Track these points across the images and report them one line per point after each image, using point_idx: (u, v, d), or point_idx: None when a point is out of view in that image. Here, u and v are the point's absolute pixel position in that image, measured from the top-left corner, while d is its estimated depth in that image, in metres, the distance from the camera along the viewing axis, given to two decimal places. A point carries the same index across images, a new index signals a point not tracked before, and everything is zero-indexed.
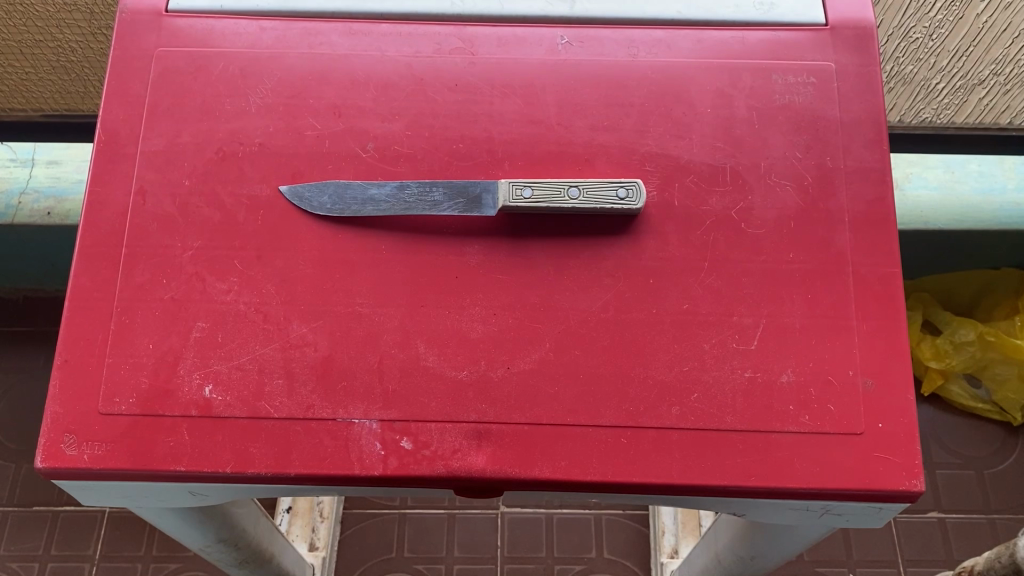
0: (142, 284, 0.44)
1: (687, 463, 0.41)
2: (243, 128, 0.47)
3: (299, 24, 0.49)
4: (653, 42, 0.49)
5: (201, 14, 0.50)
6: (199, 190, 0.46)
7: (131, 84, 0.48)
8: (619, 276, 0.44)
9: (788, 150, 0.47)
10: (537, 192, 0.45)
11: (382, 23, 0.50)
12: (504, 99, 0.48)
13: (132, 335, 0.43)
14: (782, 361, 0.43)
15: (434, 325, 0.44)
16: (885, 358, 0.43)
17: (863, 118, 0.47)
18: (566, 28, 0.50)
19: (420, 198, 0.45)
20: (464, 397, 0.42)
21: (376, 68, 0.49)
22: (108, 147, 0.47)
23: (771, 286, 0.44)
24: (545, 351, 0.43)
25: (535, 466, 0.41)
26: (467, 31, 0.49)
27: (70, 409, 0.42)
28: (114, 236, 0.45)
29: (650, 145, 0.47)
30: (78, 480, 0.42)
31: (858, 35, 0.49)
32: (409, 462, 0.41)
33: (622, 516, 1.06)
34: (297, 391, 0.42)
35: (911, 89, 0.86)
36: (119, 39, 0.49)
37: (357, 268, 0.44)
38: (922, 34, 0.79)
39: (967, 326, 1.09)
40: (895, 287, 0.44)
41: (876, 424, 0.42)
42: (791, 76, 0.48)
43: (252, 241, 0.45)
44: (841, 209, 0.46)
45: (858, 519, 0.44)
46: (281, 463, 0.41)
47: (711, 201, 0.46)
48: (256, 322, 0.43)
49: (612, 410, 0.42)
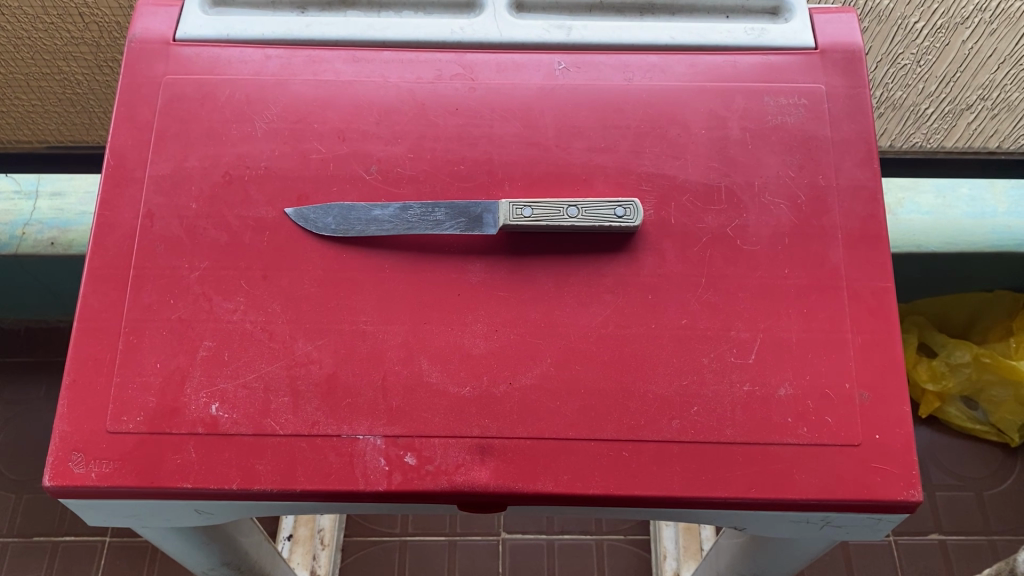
0: (149, 305, 0.45)
1: (687, 476, 0.42)
2: (248, 152, 0.48)
3: (303, 52, 0.51)
4: (647, 66, 0.51)
5: (207, 43, 0.51)
6: (206, 213, 0.47)
7: (139, 111, 0.49)
8: (619, 293, 0.45)
9: (781, 169, 0.48)
10: (537, 212, 0.46)
11: (385, 50, 0.51)
12: (503, 122, 0.49)
13: (140, 355, 0.44)
14: (779, 374, 0.44)
15: (438, 341, 0.44)
16: (879, 369, 0.44)
17: (853, 138, 0.49)
18: (563, 54, 0.51)
19: (422, 218, 0.46)
20: (467, 413, 0.43)
21: (379, 94, 0.50)
22: (117, 172, 0.48)
23: (767, 301, 0.45)
24: (546, 366, 0.44)
25: (537, 480, 0.42)
26: (467, 58, 0.51)
27: (78, 428, 0.42)
28: (122, 259, 0.46)
29: (647, 166, 0.48)
30: (86, 499, 0.42)
31: (847, 58, 0.51)
32: (412, 477, 0.42)
33: (623, 541, 1.06)
34: (302, 408, 0.43)
35: (901, 114, 0.88)
36: (128, 68, 0.50)
37: (362, 287, 0.45)
38: (910, 60, 0.81)
39: (963, 348, 1.09)
40: (888, 302, 0.45)
41: (873, 435, 0.42)
42: (783, 98, 0.50)
43: (258, 261, 0.46)
44: (834, 225, 0.47)
45: (857, 532, 0.45)
46: (287, 479, 0.41)
47: (706, 218, 0.47)
48: (262, 341, 0.44)
49: (613, 424, 0.43)
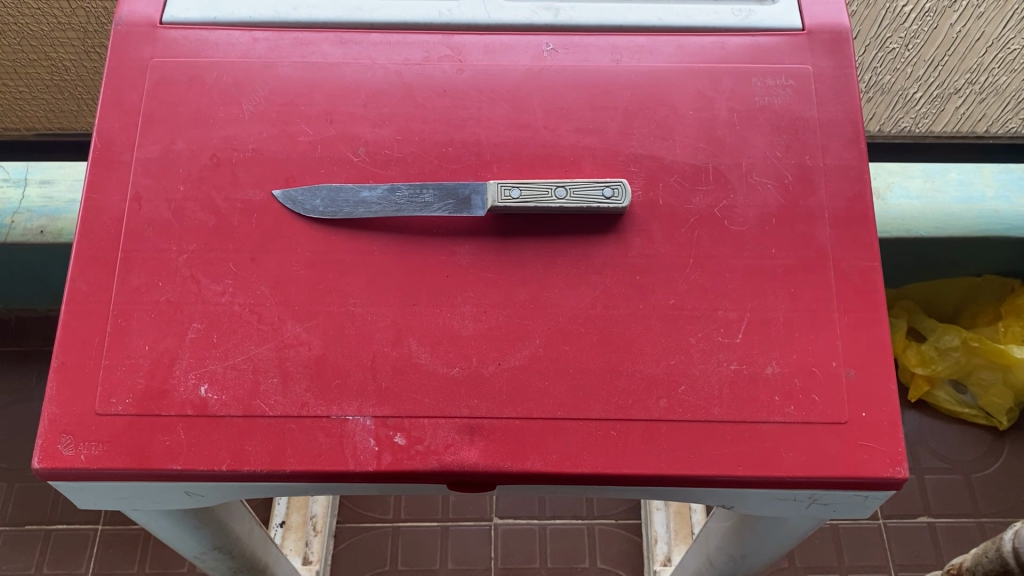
0: (138, 287, 0.45)
1: (675, 454, 0.42)
2: (236, 135, 0.48)
3: (290, 34, 0.51)
4: (635, 48, 0.51)
5: (194, 26, 0.51)
6: (194, 196, 0.47)
7: (125, 94, 0.49)
8: (607, 274, 0.45)
9: (769, 150, 0.48)
10: (525, 193, 0.46)
11: (373, 32, 0.51)
12: (491, 104, 0.49)
13: (128, 338, 0.44)
14: (766, 353, 0.44)
15: (426, 322, 0.44)
16: (865, 348, 0.44)
17: (840, 118, 0.49)
18: (551, 35, 0.51)
19: (410, 199, 0.46)
20: (456, 393, 0.43)
21: (366, 76, 0.50)
22: (104, 155, 0.47)
23: (754, 281, 0.45)
24: (535, 346, 0.44)
25: (526, 458, 0.42)
26: (455, 40, 0.51)
27: (67, 410, 0.42)
28: (111, 241, 0.46)
29: (635, 147, 0.48)
30: (75, 481, 0.42)
31: (833, 39, 0.51)
32: (402, 458, 0.42)
33: (615, 525, 1.06)
34: (292, 389, 0.43)
35: (889, 98, 0.88)
36: (115, 52, 0.50)
37: (351, 269, 0.45)
38: (898, 43, 0.82)
39: (952, 332, 1.10)
40: (874, 281, 0.45)
41: (860, 413, 0.43)
42: (770, 79, 0.50)
43: (246, 244, 0.46)
44: (822, 206, 0.47)
45: (844, 509, 0.45)
46: (277, 460, 0.41)
47: (694, 199, 0.47)
48: (251, 323, 0.44)
49: (601, 404, 0.43)
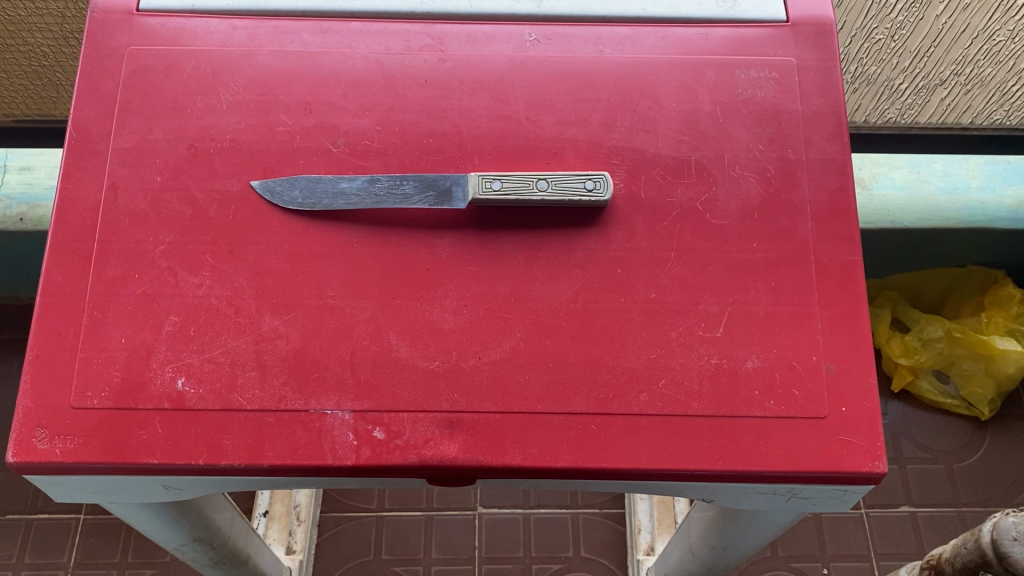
0: (113, 279, 0.44)
1: (654, 448, 0.42)
2: (213, 124, 0.48)
3: (269, 22, 0.50)
4: (618, 39, 0.50)
5: (171, 13, 0.50)
6: (171, 187, 0.46)
7: (102, 82, 0.48)
8: (589, 267, 0.45)
9: (751, 143, 0.48)
10: (507, 185, 0.45)
11: (353, 21, 0.50)
12: (473, 94, 0.49)
13: (104, 331, 0.43)
14: (747, 347, 0.44)
15: (406, 315, 0.44)
16: (846, 342, 0.44)
17: (823, 111, 0.49)
18: (534, 26, 0.51)
19: (390, 191, 0.45)
20: (435, 386, 0.43)
21: (346, 65, 0.49)
22: (79, 145, 0.47)
23: (735, 274, 0.45)
24: (515, 340, 0.44)
25: (506, 453, 0.41)
26: (436, 29, 0.50)
27: (42, 404, 0.42)
28: (85, 232, 0.45)
29: (617, 139, 0.48)
30: (50, 475, 0.42)
31: (818, 30, 0.50)
32: (381, 452, 0.41)
33: (599, 515, 1.06)
34: (270, 383, 0.42)
35: (875, 89, 0.88)
36: (90, 38, 0.49)
37: (329, 261, 0.45)
38: (884, 35, 0.81)
39: (935, 323, 1.11)
40: (856, 275, 0.45)
41: (840, 407, 0.43)
42: (754, 71, 0.50)
43: (224, 235, 0.45)
44: (804, 199, 0.47)
45: (823, 502, 0.45)
46: (255, 454, 0.41)
47: (676, 192, 0.47)
48: (228, 316, 0.44)
49: (582, 398, 0.43)
